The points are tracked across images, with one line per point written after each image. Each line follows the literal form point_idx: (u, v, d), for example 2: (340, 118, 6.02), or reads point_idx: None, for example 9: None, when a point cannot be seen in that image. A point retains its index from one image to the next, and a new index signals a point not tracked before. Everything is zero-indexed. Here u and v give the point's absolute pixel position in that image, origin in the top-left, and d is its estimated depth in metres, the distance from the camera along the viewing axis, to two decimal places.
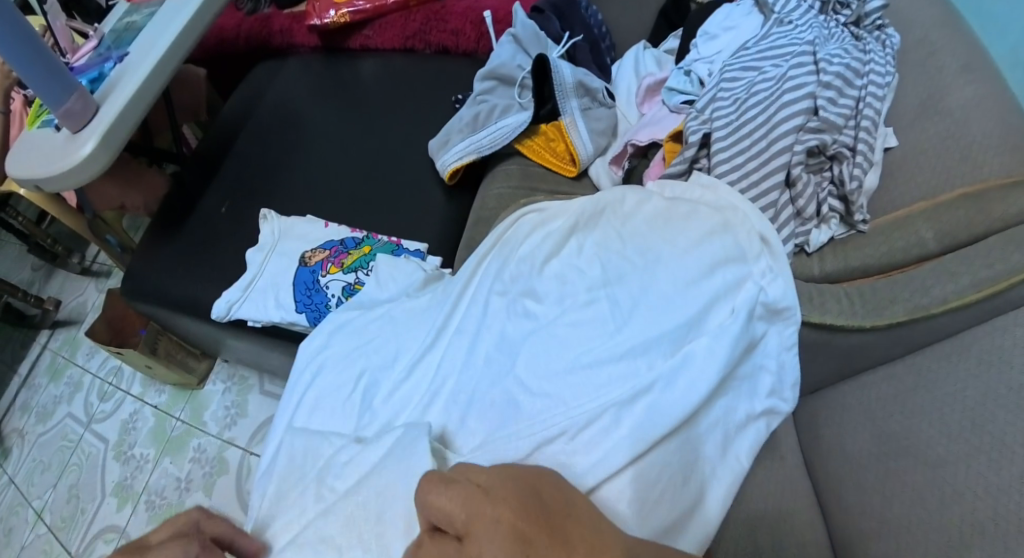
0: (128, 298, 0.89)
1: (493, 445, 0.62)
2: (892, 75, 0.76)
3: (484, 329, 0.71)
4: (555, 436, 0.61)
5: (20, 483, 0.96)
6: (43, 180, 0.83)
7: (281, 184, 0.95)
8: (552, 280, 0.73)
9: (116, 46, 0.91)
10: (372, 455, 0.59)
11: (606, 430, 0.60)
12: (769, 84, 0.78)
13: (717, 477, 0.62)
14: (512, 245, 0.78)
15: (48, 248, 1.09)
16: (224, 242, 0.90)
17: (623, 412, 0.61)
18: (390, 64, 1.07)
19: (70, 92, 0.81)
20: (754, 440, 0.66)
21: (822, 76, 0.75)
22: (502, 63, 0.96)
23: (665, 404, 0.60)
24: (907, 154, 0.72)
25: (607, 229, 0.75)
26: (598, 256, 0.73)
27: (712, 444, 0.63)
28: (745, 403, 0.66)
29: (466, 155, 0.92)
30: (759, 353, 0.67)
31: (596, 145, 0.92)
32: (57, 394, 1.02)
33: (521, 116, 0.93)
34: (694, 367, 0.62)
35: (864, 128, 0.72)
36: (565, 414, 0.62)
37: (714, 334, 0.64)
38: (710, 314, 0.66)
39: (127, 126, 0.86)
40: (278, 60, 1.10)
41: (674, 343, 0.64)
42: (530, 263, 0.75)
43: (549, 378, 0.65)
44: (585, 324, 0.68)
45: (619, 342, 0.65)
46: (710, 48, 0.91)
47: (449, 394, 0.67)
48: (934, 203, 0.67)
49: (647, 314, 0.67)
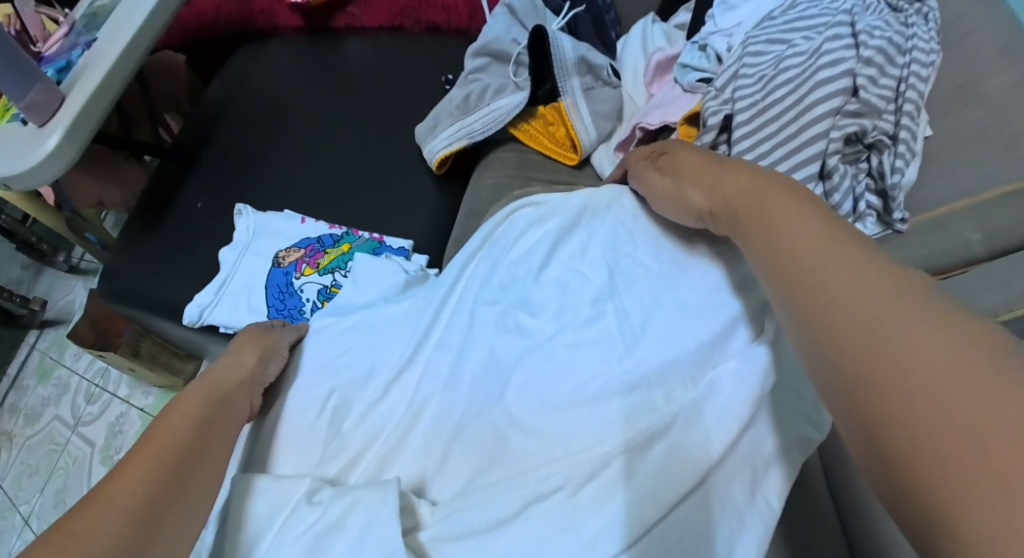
0: (105, 299, 0.86)
1: (462, 510, 0.50)
2: (936, 53, 0.64)
3: (477, 353, 0.63)
4: (550, 492, 0.49)
5: (6, 488, 0.97)
6: (12, 179, 0.79)
7: (264, 180, 0.91)
8: (551, 292, 0.64)
9: (88, 31, 0.86)
10: (330, 511, 0.49)
11: (609, 490, 0.48)
12: (800, 60, 0.68)
13: (748, 531, 0.48)
14: (505, 243, 0.71)
15: (35, 246, 1.11)
16: (204, 241, 0.88)
17: (633, 462, 0.49)
18: (377, 44, 1.01)
19: (32, 83, 0.77)
20: (788, 479, 0.50)
21: (861, 51, 0.64)
22: (495, 38, 0.88)
23: (689, 445, 0.49)
24: (945, 144, 0.61)
25: (618, 227, 0.65)
26: (606, 258, 0.64)
27: (737, 487, 0.49)
28: (771, 433, 0.51)
29: (455, 142, 0.85)
30: (790, 378, 0.52)
31: (600, 130, 0.82)
32: (46, 396, 1.04)
33: (516, 98, 0.85)
34: (720, 398, 0.51)
35: (906, 114, 0.62)
36: (566, 462, 0.51)
37: (741, 356, 0.52)
38: (732, 335, 0.55)
39: (94, 118, 0.81)
40: (260, 45, 1.04)
41: (695, 369, 0.54)
42: (527, 267, 0.68)
43: (544, 409, 0.56)
44: (587, 346, 0.58)
45: (626, 368, 0.55)
46: (728, 20, 0.79)
47: (431, 418, 0.59)
48: (980, 197, 0.56)
49: (661, 331, 0.57)
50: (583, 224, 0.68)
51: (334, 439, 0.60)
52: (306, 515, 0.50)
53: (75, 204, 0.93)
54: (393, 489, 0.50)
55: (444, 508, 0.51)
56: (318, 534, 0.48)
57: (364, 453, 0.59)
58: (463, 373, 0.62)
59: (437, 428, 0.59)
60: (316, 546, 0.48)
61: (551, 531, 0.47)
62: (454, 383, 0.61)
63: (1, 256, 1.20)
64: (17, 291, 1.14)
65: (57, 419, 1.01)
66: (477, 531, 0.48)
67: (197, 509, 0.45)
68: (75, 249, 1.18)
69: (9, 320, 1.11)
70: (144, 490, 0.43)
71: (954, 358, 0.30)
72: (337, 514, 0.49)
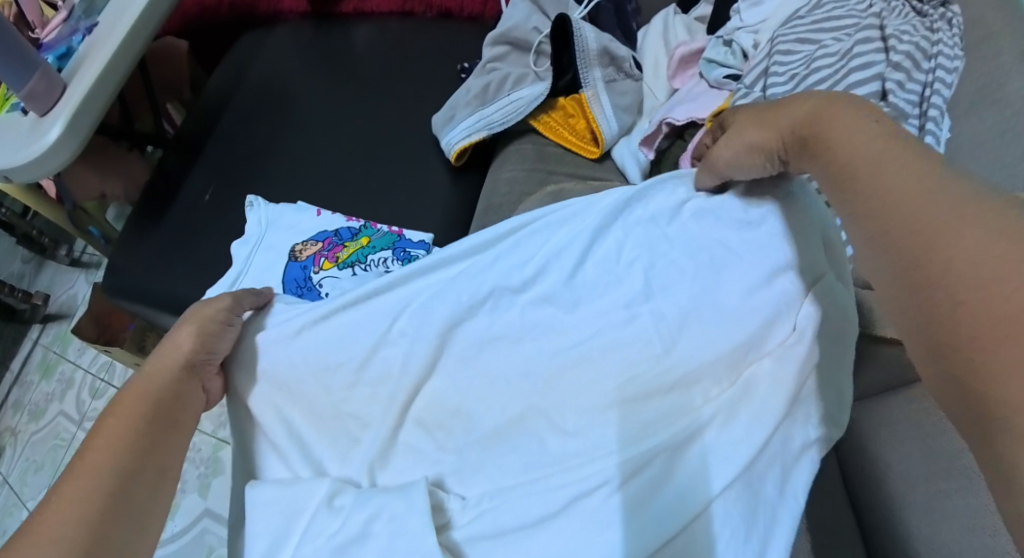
0: (111, 295, 0.85)
1: (495, 509, 0.50)
2: (961, 58, 0.64)
3: (506, 353, 0.56)
4: (589, 490, 0.48)
5: (13, 483, 1.00)
6: (11, 172, 0.76)
7: (267, 170, 0.90)
8: (586, 288, 0.58)
9: (88, 16, 0.83)
10: (353, 520, 0.48)
11: (638, 498, 0.48)
12: (830, 60, 0.69)
13: (780, 528, 0.48)
14: (531, 242, 0.63)
15: (35, 240, 1.14)
16: (208, 233, 0.85)
17: (676, 457, 0.49)
18: (386, 30, 1.02)
19: (32, 71, 0.74)
20: (812, 473, 0.51)
21: (891, 55, 0.66)
22: (515, 26, 0.88)
23: (724, 447, 0.49)
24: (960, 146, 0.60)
25: (651, 226, 0.59)
26: (641, 257, 0.58)
27: (770, 483, 0.49)
28: (800, 429, 0.52)
29: (475, 132, 0.83)
30: (816, 373, 0.53)
31: (621, 123, 0.82)
32: (49, 392, 1.06)
33: (536, 88, 0.84)
34: (756, 399, 0.51)
35: (930, 118, 0.62)
36: (602, 461, 0.50)
37: (778, 357, 0.52)
38: (768, 334, 0.53)
39: (96, 106, 0.79)
40: (264, 30, 1.03)
41: (730, 368, 0.52)
42: (554, 265, 0.59)
43: (585, 414, 0.53)
44: (623, 338, 0.54)
45: (664, 371, 0.52)
46: (754, 15, 0.80)
47: (439, 409, 0.56)
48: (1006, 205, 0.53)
49: (699, 336, 0.53)
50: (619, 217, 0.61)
51: (347, 434, 0.56)
52: (327, 524, 0.49)
53: (75, 197, 0.90)
54: (417, 490, 0.49)
55: (473, 505, 0.51)
56: (341, 545, 0.47)
57: (366, 445, 0.55)
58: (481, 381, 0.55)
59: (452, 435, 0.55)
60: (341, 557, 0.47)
61: (587, 529, 0.46)
62: (471, 390, 0.55)
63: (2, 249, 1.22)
64: (18, 286, 1.16)
65: (62, 415, 1.03)
66: (519, 527, 0.48)
67: (142, 519, 0.46)
68: (76, 243, 1.19)
69: (10, 315, 1.14)
70: (88, 513, 0.43)
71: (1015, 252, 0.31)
72: (364, 521, 0.48)
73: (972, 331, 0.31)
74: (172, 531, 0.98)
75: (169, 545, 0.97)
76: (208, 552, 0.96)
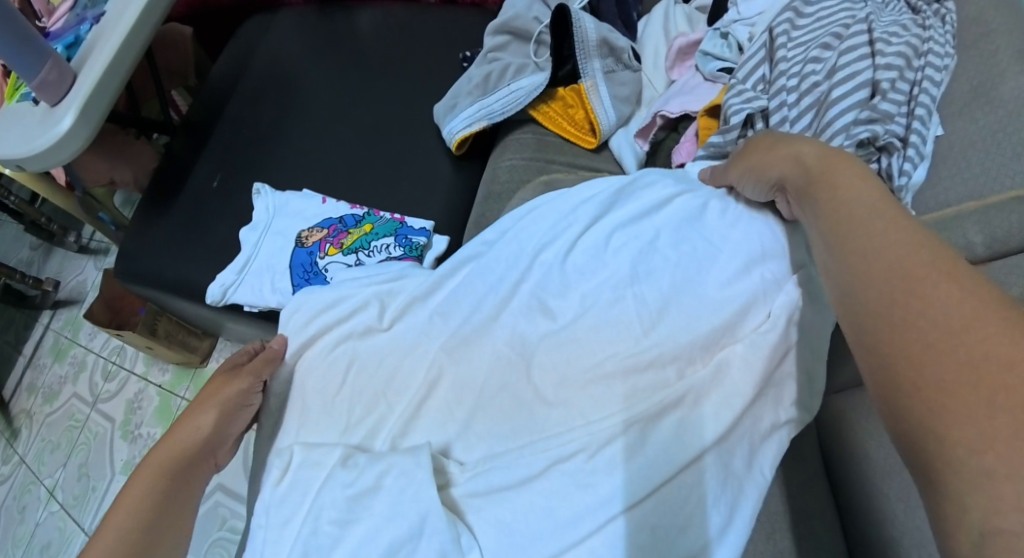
0: (122, 278, 0.88)
1: (489, 470, 0.53)
2: (951, 57, 0.69)
3: (499, 338, 0.60)
4: (569, 454, 0.52)
5: (31, 463, 1.03)
6: (23, 160, 0.81)
7: (275, 155, 0.92)
8: (576, 274, 0.63)
9: (93, 5, 0.88)
10: (365, 475, 0.51)
11: (614, 462, 0.51)
12: (819, 68, 0.71)
13: (746, 497, 0.53)
14: (528, 233, 0.68)
15: (45, 226, 1.15)
16: (215, 217, 0.88)
17: (648, 431, 0.52)
18: (391, 16, 1.03)
19: (45, 60, 0.78)
20: (778, 451, 0.56)
21: (880, 57, 0.68)
22: (516, 15, 0.89)
23: (695, 422, 0.53)
24: (955, 146, 0.66)
25: (635, 218, 0.65)
26: (626, 248, 0.63)
27: (738, 457, 0.53)
28: (770, 412, 0.56)
29: (474, 123, 0.85)
30: (788, 358, 0.57)
31: (619, 114, 0.83)
32: (62, 374, 1.09)
33: (536, 78, 0.85)
34: (726, 380, 0.55)
35: (917, 118, 0.65)
36: (582, 430, 0.53)
37: (750, 341, 0.56)
38: (744, 320, 0.58)
39: (106, 95, 0.83)
40: (267, 15, 1.04)
41: (704, 350, 0.57)
42: (548, 252, 0.65)
43: (565, 387, 0.57)
44: (605, 321, 0.59)
45: (641, 350, 0.57)
46: (752, 8, 0.82)
47: (450, 387, 0.58)
48: (984, 203, 0.61)
49: (677, 317, 0.58)
50: (609, 212, 0.67)
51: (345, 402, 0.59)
52: (345, 477, 0.51)
53: (85, 183, 0.94)
54: (425, 452, 0.53)
55: (470, 469, 0.53)
56: (353, 495, 0.50)
57: (384, 417, 0.58)
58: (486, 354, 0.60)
59: (460, 406, 0.57)
60: (353, 506, 0.50)
61: (568, 488, 0.51)
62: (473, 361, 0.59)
63: (9, 236, 1.25)
64: (28, 272, 1.19)
65: (76, 396, 1.07)
66: (507, 486, 0.52)
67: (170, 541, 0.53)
68: (85, 229, 1.21)
69: (20, 301, 1.17)
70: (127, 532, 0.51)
71: (972, 303, 0.38)
72: (375, 476, 0.51)
73: (920, 340, 0.39)
74: None
75: None
76: (221, 523, 1.00)
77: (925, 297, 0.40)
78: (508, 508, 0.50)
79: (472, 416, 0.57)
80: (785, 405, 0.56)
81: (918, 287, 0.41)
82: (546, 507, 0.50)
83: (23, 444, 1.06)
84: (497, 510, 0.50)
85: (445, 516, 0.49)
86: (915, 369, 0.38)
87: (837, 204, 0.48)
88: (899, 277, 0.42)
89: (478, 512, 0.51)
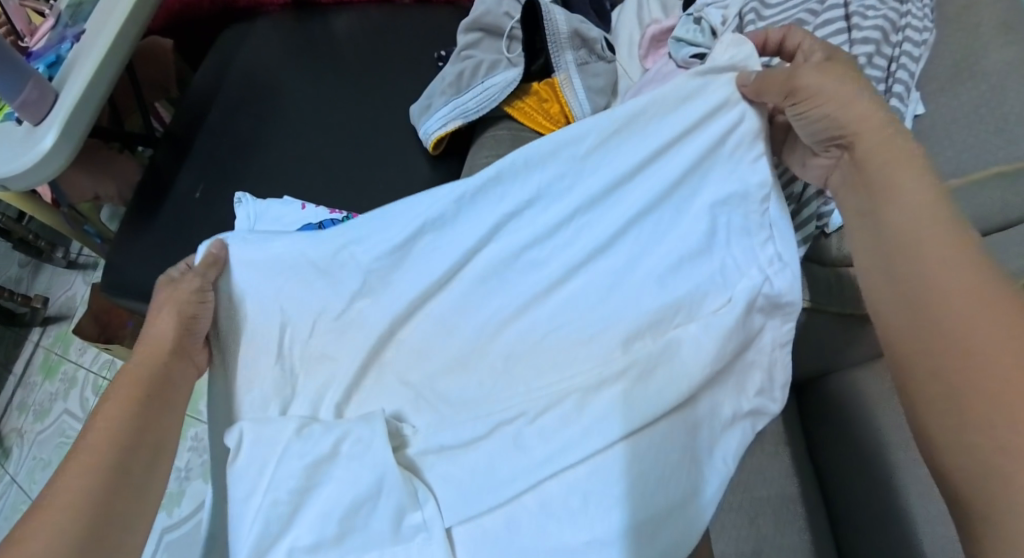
0: (107, 292, 0.88)
1: (451, 465, 0.49)
2: (931, 29, 0.67)
3: (464, 319, 0.59)
4: (511, 418, 0.51)
5: (22, 482, 1.04)
6: (8, 179, 0.81)
7: (256, 164, 0.91)
8: (528, 258, 0.59)
9: (74, 23, 0.89)
10: (322, 442, 0.48)
11: (596, 427, 0.49)
12: None
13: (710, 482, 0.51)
14: (492, 195, 0.59)
15: (32, 242, 1.16)
16: (197, 227, 0.88)
17: (612, 411, 0.49)
18: (368, 19, 1.03)
19: (25, 80, 0.79)
20: (743, 440, 0.55)
21: (856, 33, 0.66)
22: (486, 11, 0.88)
23: (648, 396, 0.50)
24: (937, 123, 0.64)
25: (608, 176, 0.59)
26: (598, 224, 0.59)
27: (705, 444, 0.52)
28: (733, 401, 0.55)
29: (449, 122, 0.85)
30: (754, 346, 0.57)
31: (593, 106, 0.82)
32: (53, 392, 1.11)
33: (510, 74, 0.84)
34: (678, 358, 0.53)
35: (895, 95, 0.64)
36: (524, 399, 0.53)
37: (704, 320, 0.55)
38: (703, 301, 0.57)
39: (88, 111, 0.83)
40: (245, 24, 1.04)
41: (655, 330, 0.55)
42: (512, 224, 0.59)
43: (526, 373, 0.57)
44: (571, 315, 0.58)
45: (600, 331, 0.56)
46: None
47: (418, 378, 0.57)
48: (968, 179, 0.60)
49: (629, 294, 0.57)
50: (586, 167, 0.59)
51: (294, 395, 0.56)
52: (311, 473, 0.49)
53: (71, 199, 0.96)
54: (381, 420, 0.50)
55: (434, 448, 0.51)
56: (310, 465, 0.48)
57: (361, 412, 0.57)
58: (445, 336, 0.58)
59: (430, 380, 0.57)
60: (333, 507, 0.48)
61: (523, 463, 0.48)
62: (428, 344, 0.58)
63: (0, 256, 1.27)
64: (18, 290, 1.21)
65: (65, 413, 1.07)
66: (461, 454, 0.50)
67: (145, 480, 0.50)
68: (72, 245, 1.24)
69: (11, 320, 1.19)
70: (98, 471, 0.48)
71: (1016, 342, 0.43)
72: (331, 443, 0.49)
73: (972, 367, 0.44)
74: (179, 515, 1.03)
75: (175, 529, 1.03)
76: None
77: (990, 318, 0.44)
78: (475, 490, 0.48)
79: (441, 403, 0.56)
80: (747, 396, 0.56)
81: (974, 315, 0.45)
82: (495, 483, 0.48)
83: (15, 463, 1.07)
84: (453, 470, 0.49)
85: (400, 475, 0.48)
86: (977, 388, 0.43)
87: (904, 216, 0.50)
88: (973, 296, 0.45)
89: (441, 488, 0.48)
